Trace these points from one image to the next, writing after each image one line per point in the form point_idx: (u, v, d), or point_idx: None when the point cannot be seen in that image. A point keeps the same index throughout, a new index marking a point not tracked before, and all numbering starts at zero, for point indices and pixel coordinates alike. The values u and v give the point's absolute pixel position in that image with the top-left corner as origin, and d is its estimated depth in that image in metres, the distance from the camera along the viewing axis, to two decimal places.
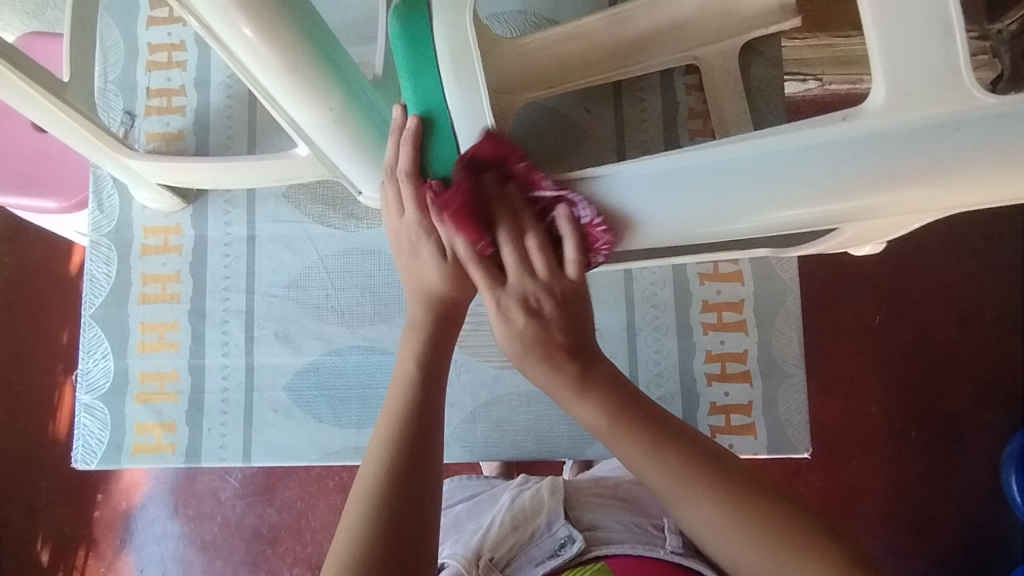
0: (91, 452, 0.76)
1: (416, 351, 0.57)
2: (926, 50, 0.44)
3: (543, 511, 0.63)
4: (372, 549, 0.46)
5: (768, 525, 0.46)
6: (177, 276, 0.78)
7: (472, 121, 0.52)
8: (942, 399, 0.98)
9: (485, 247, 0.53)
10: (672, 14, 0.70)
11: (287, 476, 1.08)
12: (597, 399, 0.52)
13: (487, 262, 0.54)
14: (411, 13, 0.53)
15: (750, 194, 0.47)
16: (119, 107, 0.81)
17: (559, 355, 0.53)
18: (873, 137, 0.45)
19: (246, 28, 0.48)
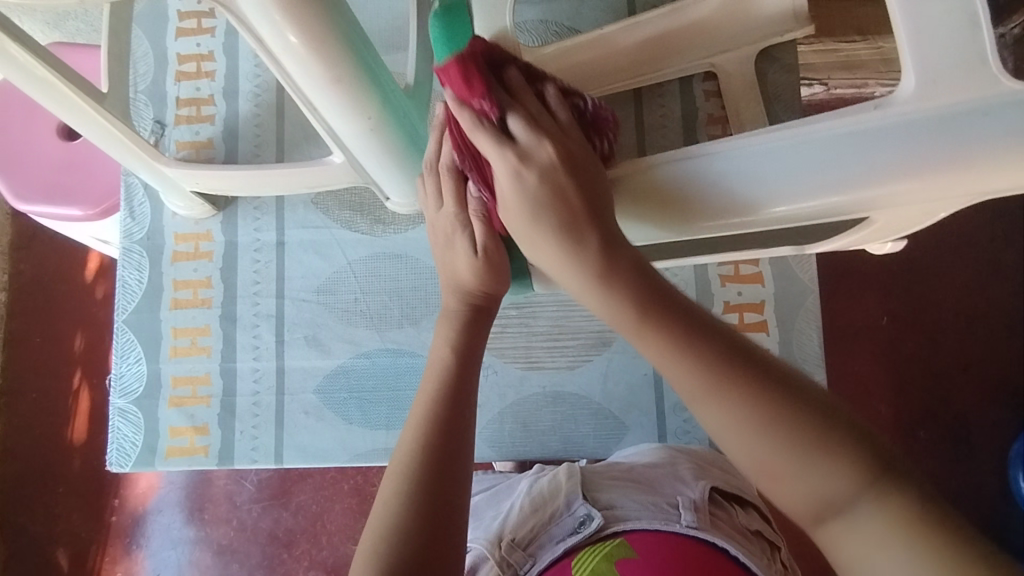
0: (126, 455, 0.78)
1: (450, 339, 0.58)
2: (952, 42, 0.46)
3: (562, 493, 0.63)
4: (405, 519, 0.47)
5: (812, 444, 0.40)
6: (208, 281, 0.80)
7: None
8: (952, 397, 1.00)
9: (489, 109, 0.49)
10: (694, 19, 0.72)
11: (302, 479, 1.09)
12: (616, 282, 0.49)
13: (490, 127, 0.50)
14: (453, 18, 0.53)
15: (797, 177, 0.49)
16: (149, 117, 0.83)
17: (572, 219, 0.50)
18: (904, 122, 0.47)
19: (292, 36, 0.49)
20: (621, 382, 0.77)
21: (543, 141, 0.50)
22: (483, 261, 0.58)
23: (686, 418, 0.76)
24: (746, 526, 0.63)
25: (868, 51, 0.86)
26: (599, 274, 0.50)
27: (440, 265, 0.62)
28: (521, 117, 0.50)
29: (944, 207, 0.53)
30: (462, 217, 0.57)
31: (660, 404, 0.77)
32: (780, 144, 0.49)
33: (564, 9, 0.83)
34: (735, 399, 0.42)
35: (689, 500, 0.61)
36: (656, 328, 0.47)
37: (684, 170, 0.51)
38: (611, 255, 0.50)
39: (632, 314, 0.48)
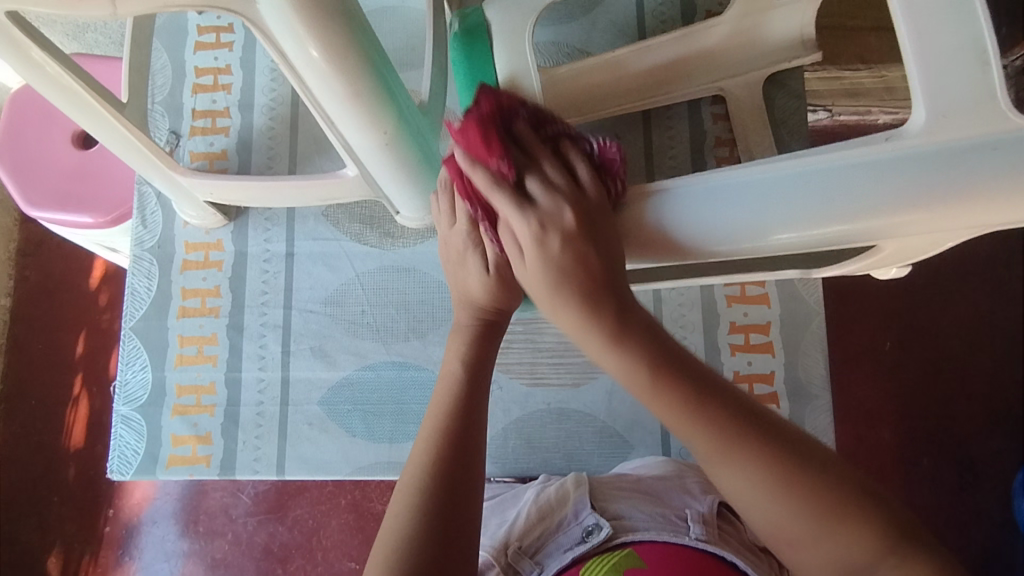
0: (127, 463, 0.77)
1: (462, 352, 0.58)
2: (963, 78, 0.48)
3: (569, 501, 0.64)
4: (419, 533, 0.47)
5: (818, 499, 0.42)
6: (216, 290, 0.80)
7: None
8: (955, 425, 1.00)
9: (505, 168, 0.47)
10: (701, 46, 0.74)
11: (300, 493, 1.08)
12: (632, 351, 0.46)
13: (507, 189, 0.47)
14: None
15: (807, 206, 0.49)
16: (165, 127, 0.84)
17: (593, 293, 0.47)
18: (917, 154, 0.48)
19: (314, 50, 0.50)
20: (626, 400, 0.77)
21: (560, 205, 0.47)
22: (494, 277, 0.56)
23: None
24: (755, 543, 0.62)
25: (871, 78, 0.88)
26: (640, 362, 0.46)
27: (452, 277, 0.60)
28: (538, 177, 0.48)
29: (953, 237, 0.54)
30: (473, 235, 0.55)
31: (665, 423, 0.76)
32: (731, 182, 0.50)
33: (576, 33, 0.85)
34: (748, 463, 0.42)
35: (697, 512, 0.61)
36: (669, 398, 0.45)
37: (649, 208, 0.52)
38: (625, 323, 0.47)
39: (643, 376, 0.46)
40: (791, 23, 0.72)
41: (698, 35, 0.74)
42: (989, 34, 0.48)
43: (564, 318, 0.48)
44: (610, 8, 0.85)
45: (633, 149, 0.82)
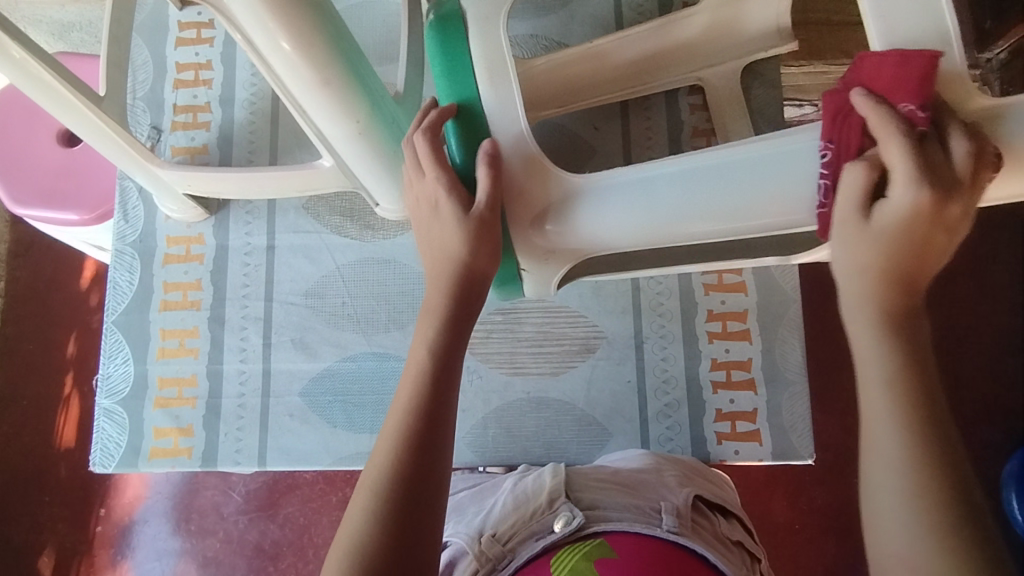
0: (109, 456, 0.78)
1: (429, 340, 0.55)
2: (929, 56, 0.47)
3: (545, 491, 0.64)
4: (376, 538, 0.47)
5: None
6: (198, 283, 0.81)
7: (504, 122, 0.56)
8: (942, 414, 0.95)
9: (919, 119, 0.45)
10: (680, 36, 0.73)
11: (291, 491, 1.08)
12: (902, 336, 0.44)
13: (915, 132, 0.44)
14: (445, 25, 0.57)
15: (764, 190, 0.51)
16: (146, 122, 0.84)
17: (899, 273, 0.45)
18: None
19: (285, 42, 0.51)
20: (605, 389, 0.78)
21: (942, 173, 0.44)
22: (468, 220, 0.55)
23: (668, 425, 0.76)
24: (728, 536, 0.63)
25: None
26: (896, 357, 0.43)
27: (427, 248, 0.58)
28: (961, 150, 0.44)
29: None
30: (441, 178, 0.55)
31: (643, 411, 0.77)
32: (671, 173, 0.53)
33: (554, 25, 0.86)
34: (924, 500, 0.40)
35: (671, 506, 0.62)
36: (911, 395, 0.42)
37: (592, 195, 0.55)
38: (905, 314, 0.45)
39: (904, 361, 0.43)
40: (768, 13, 0.72)
41: (678, 24, 0.73)
42: (951, 12, 0.47)
43: (867, 273, 0.45)
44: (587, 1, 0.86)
45: (611, 140, 0.83)
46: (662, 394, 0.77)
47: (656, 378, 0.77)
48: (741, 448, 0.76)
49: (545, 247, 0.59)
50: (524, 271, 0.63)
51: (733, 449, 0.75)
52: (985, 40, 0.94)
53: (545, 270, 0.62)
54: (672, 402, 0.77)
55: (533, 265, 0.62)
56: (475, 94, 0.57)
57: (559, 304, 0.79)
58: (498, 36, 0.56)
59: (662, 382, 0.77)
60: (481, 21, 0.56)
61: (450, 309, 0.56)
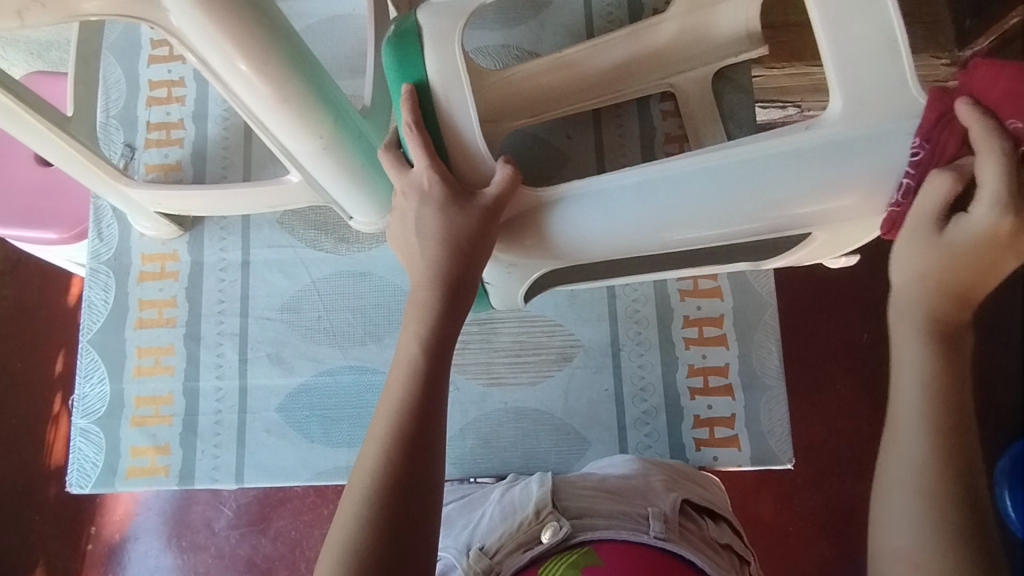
0: (86, 476, 0.78)
1: (420, 336, 0.54)
2: (877, 65, 0.47)
3: (530, 501, 0.62)
4: (364, 546, 0.45)
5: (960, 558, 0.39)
6: (173, 301, 0.80)
7: (462, 144, 0.55)
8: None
9: (1019, 136, 0.43)
10: (649, 44, 0.73)
11: (281, 505, 1.07)
12: (944, 331, 0.45)
13: (1018, 154, 0.42)
14: (403, 45, 0.55)
15: (732, 199, 0.51)
16: (120, 141, 0.84)
17: (960, 267, 0.44)
18: (836, 143, 0.48)
19: (242, 64, 0.51)
20: (582, 397, 0.77)
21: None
22: (457, 219, 0.54)
23: (646, 432, 0.76)
24: (716, 539, 0.62)
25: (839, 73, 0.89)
26: (934, 345, 0.44)
27: (409, 246, 0.57)
28: None
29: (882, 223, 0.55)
30: (428, 172, 0.54)
31: (621, 418, 0.77)
32: (643, 182, 0.52)
33: (525, 35, 0.86)
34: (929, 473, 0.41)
35: (659, 511, 0.60)
36: (941, 380, 0.43)
37: (568, 207, 0.55)
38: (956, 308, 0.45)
39: (940, 352, 0.44)
40: (736, 20, 0.72)
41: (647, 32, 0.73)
42: (898, 19, 0.46)
43: (906, 269, 0.46)
44: (557, 9, 0.86)
45: (584, 149, 0.82)
46: (639, 400, 0.77)
47: (633, 385, 0.77)
48: (719, 453, 0.76)
49: (507, 261, 0.61)
50: (490, 285, 0.66)
51: (712, 455, 0.75)
52: (964, 39, 0.94)
53: (508, 283, 0.65)
54: (650, 409, 0.77)
55: (495, 279, 0.65)
56: (435, 115, 0.55)
57: (535, 313, 0.79)
58: (452, 50, 0.54)
59: (639, 390, 0.77)
60: (436, 36, 0.54)
61: (440, 308, 0.55)
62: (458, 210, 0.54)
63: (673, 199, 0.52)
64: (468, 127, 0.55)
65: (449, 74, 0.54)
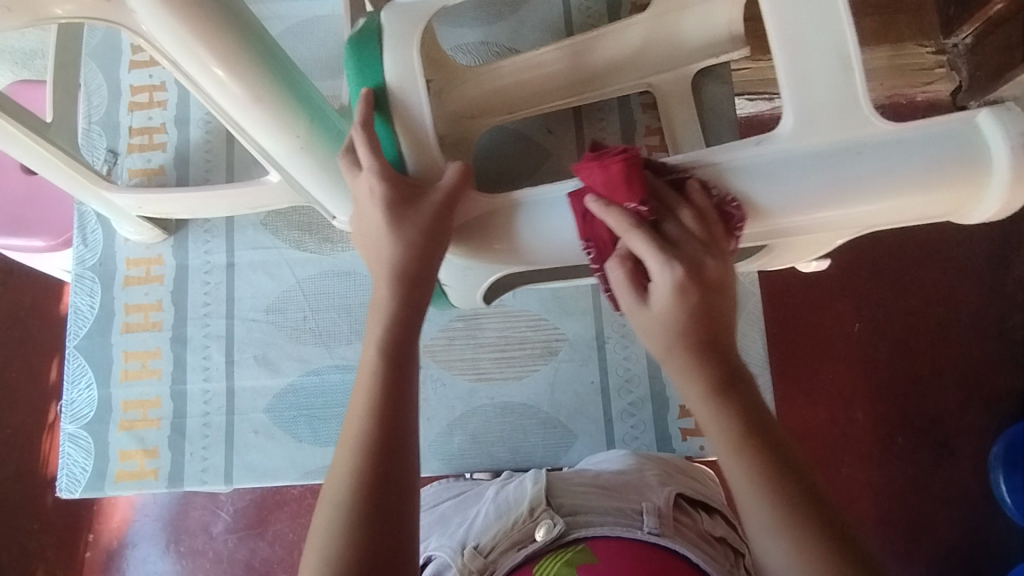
0: (75, 481, 0.78)
1: (379, 336, 0.52)
2: (832, 82, 0.49)
3: (525, 499, 0.60)
4: (338, 555, 0.44)
5: None
6: (158, 304, 0.81)
7: (416, 141, 0.56)
8: (926, 401, 0.94)
9: (643, 212, 0.49)
10: (623, 46, 0.72)
11: (278, 507, 1.06)
12: (732, 396, 0.45)
13: (647, 228, 0.48)
14: (363, 46, 0.57)
15: None
16: (102, 147, 0.85)
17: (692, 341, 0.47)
18: (788, 159, 0.49)
19: (216, 67, 0.52)
20: (569, 390, 0.77)
21: (694, 245, 0.48)
22: (409, 221, 0.53)
23: (633, 423, 0.76)
24: (711, 532, 0.60)
25: None
26: (735, 420, 0.44)
27: (367, 249, 0.55)
28: (679, 219, 0.49)
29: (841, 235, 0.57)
30: (374, 172, 0.52)
31: (607, 410, 0.77)
32: None
33: (503, 32, 0.86)
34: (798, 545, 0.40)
35: (653, 506, 0.59)
36: (756, 445, 0.43)
37: (529, 214, 0.54)
38: (715, 368, 0.46)
39: (737, 417, 0.44)
40: (710, 19, 0.70)
41: (621, 32, 0.71)
42: (852, 38, 0.49)
43: (676, 358, 0.47)
44: (535, 6, 0.86)
45: (565, 144, 0.82)
46: (625, 392, 0.77)
47: (619, 377, 0.77)
48: (706, 442, 0.76)
49: (462, 264, 0.61)
50: (447, 287, 0.66)
51: (698, 444, 0.76)
52: (950, 26, 0.94)
53: (468, 284, 0.64)
54: (636, 400, 0.77)
55: (455, 280, 0.64)
56: (388, 114, 0.56)
57: (519, 308, 0.79)
58: (410, 55, 0.56)
59: (625, 381, 0.77)
60: (394, 40, 0.56)
61: (401, 307, 0.53)
62: (409, 212, 0.53)
63: None
64: (421, 125, 0.56)
65: (405, 74, 0.55)
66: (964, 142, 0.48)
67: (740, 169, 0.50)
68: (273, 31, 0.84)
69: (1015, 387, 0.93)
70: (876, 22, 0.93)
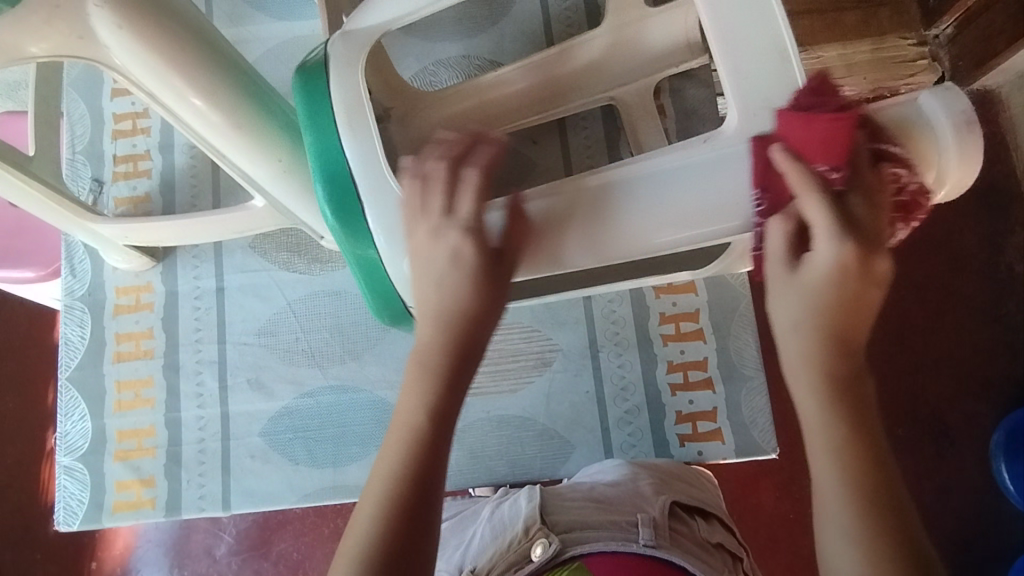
0: (73, 514, 0.77)
1: (426, 402, 0.50)
2: (768, 73, 0.50)
3: (520, 518, 0.59)
4: None
5: None
6: (150, 332, 0.80)
7: (370, 167, 0.56)
8: (925, 390, 0.91)
9: (834, 176, 0.47)
10: (584, 59, 0.70)
11: (282, 526, 1.02)
12: (839, 382, 0.45)
13: (835, 194, 0.47)
14: (310, 78, 0.58)
15: (665, 202, 0.51)
16: (87, 176, 0.84)
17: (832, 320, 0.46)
18: (733, 154, 0.50)
19: (194, 97, 0.53)
20: (564, 401, 0.77)
21: (877, 221, 0.47)
22: (492, 284, 0.52)
23: (630, 431, 0.76)
24: (707, 539, 0.61)
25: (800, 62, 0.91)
26: (835, 404, 0.44)
27: (427, 299, 0.53)
28: (867, 196, 0.47)
29: None
30: (467, 224, 0.52)
31: (604, 419, 0.77)
32: (582, 192, 0.53)
33: (484, 45, 0.86)
34: (868, 533, 0.40)
35: (649, 517, 0.58)
36: (853, 432, 0.43)
37: (546, 221, 0.54)
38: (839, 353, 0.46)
39: (843, 401, 0.44)
40: (671, 29, 0.68)
41: (579, 44, 0.70)
42: (786, 31, 0.50)
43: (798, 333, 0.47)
44: (514, 17, 0.87)
45: (551, 154, 0.82)
46: (621, 400, 0.77)
47: (614, 386, 0.77)
48: (704, 448, 0.76)
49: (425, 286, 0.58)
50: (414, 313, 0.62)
51: (696, 450, 0.75)
52: (930, 17, 0.94)
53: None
54: (632, 408, 0.77)
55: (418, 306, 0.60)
56: (337, 143, 0.56)
57: (511, 320, 0.79)
58: (356, 80, 0.56)
59: (620, 390, 0.77)
60: (341, 67, 0.56)
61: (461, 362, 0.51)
62: (493, 274, 0.52)
63: (606, 210, 0.53)
64: (372, 150, 0.56)
65: (353, 100, 0.56)
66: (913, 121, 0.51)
67: (698, 164, 0.51)
68: (254, 52, 0.84)
69: (1012, 371, 0.90)
70: (857, 18, 0.94)
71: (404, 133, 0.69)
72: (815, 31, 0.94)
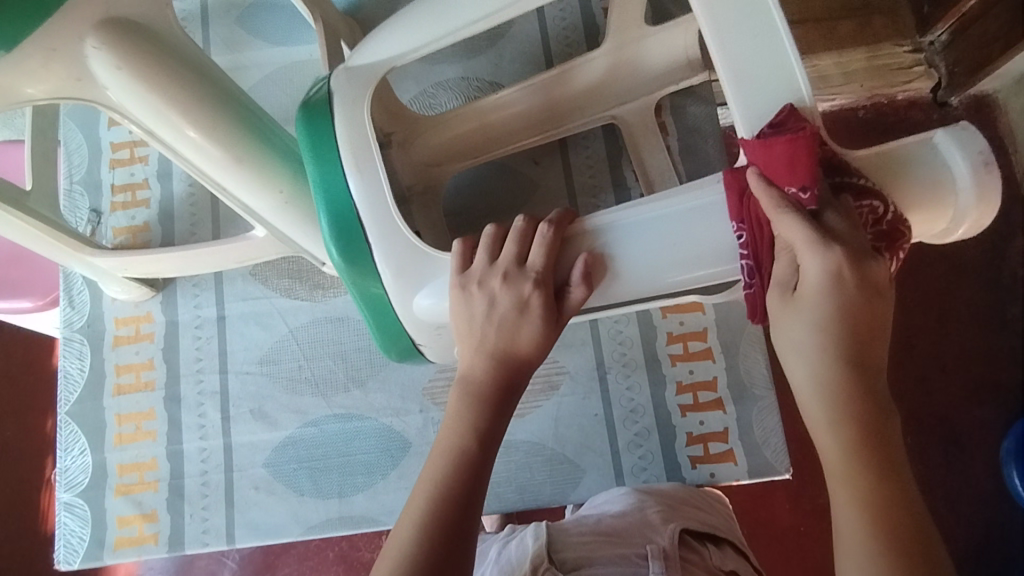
0: (73, 551, 0.76)
1: (467, 429, 0.53)
2: None
3: (528, 558, 0.57)
4: None
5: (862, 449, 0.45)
6: (150, 363, 0.79)
7: (376, 203, 0.55)
8: (932, 399, 0.88)
9: None
10: (585, 81, 0.69)
11: (286, 551, 0.98)
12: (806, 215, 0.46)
13: None
14: (315, 115, 0.57)
15: (688, 239, 0.51)
16: (85, 207, 0.84)
17: None
18: None
19: (190, 130, 0.52)
20: (573, 425, 0.76)
21: None
22: (561, 321, 0.55)
23: (640, 454, 0.75)
24: (720, 567, 0.59)
25: None
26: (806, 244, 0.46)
27: (467, 339, 0.55)
28: None
29: None
30: (534, 276, 0.53)
31: (614, 443, 0.76)
32: (611, 228, 0.53)
33: (483, 66, 0.86)
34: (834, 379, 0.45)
35: (658, 548, 0.57)
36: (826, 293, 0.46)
37: (593, 253, 0.53)
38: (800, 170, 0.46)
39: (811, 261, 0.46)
40: (670, 50, 0.68)
41: (580, 66, 0.69)
42: None
43: None
44: (512, 38, 0.86)
45: (553, 174, 0.81)
46: (630, 423, 0.76)
47: (623, 408, 0.76)
48: (715, 469, 0.75)
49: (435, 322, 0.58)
50: (423, 347, 0.61)
51: (708, 472, 0.74)
52: (925, 23, 0.93)
53: (443, 344, 0.60)
54: (642, 430, 0.76)
55: (428, 340, 0.60)
56: (344, 181, 0.56)
57: None
58: (361, 114, 0.56)
59: (630, 412, 0.76)
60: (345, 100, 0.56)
61: (500, 395, 0.54)
62: (560, 313, 0.54)
63: (632, 247, 0.52)
64: (376, 184, 0.55)
65: (356, 134, 0.55)
66: (927, 163, 0.51)
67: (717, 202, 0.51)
68: (251, 78, 0.83)
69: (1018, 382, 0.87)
70: (851, 27, 0.94)
71: (404, 158, 0.68)
72: (812, 41, 0.94)
